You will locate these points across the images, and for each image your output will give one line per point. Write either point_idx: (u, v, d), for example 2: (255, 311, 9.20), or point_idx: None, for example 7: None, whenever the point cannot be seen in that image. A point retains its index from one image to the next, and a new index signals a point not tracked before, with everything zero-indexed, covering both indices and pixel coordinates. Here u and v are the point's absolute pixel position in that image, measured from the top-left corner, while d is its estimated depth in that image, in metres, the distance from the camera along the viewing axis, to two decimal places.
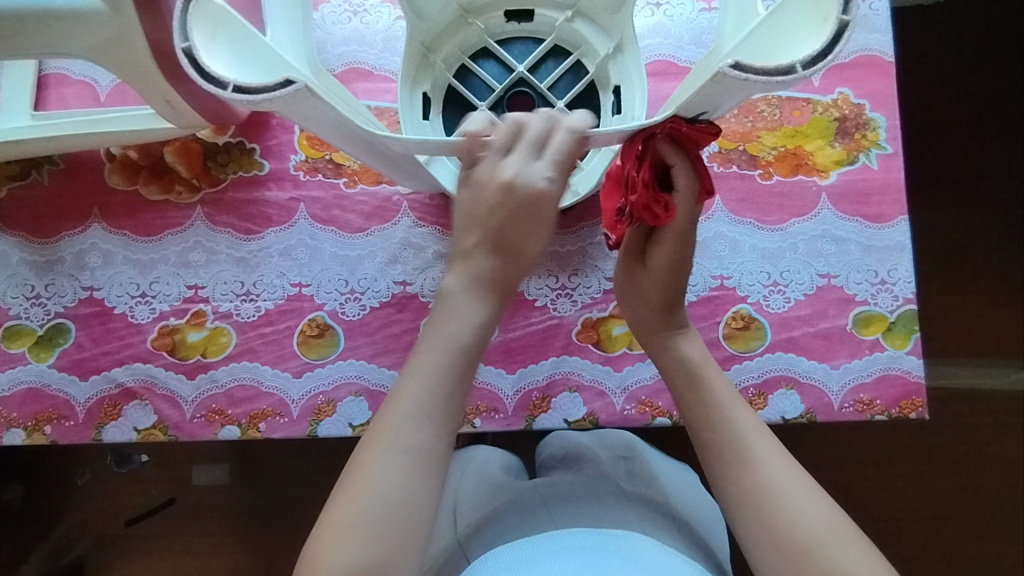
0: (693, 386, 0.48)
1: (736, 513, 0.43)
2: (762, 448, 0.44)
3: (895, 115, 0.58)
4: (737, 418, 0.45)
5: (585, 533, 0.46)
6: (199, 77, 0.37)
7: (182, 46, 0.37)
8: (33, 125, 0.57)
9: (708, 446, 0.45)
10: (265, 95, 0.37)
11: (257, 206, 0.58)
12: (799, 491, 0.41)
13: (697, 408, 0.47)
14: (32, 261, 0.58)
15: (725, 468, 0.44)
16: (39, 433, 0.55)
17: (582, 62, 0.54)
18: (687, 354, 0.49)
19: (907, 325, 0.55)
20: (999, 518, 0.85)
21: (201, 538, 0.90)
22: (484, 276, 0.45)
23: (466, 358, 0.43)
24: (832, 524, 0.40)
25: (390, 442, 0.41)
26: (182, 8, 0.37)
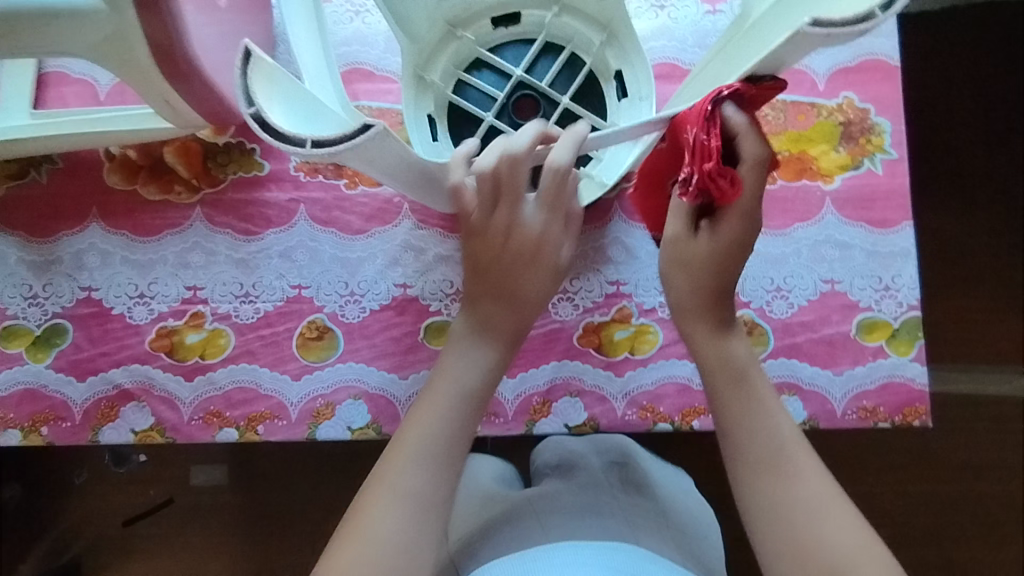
0: (738, 387, 0.43)
1: (766, 520, 0.40)
2: (802, 458, 0.41)
3: (901, 120, 0.57)
4: (776, 423, 0.42)
5: (576, 545, 0.45)
6: (273, 139, 0.35)
7: (249, 112, 0.34)
8: (32, 124, 0.56)
9: (744, 448, 0.42)
10: (346, 146, 0.35)
11: (256, 206, 0.58)
12: (835, 506, 0.39)
13: (734, 409, 0.43)
14: (31, 261, 0.57)
15: (760, 474, 0.41)
16: (35, 434, 0.54)
17: (577, 55, 0.53)
18: (732, 352, 0.44)
19: (911, 332, 0.54)
20: (1001, 524, 0.85)
21: (199, 539, 0.90)
22: (484, 316, 0.45)
23: (482, 386, 0.44)
24: (863, 543, 0.38)
25: (394, 488, 0.40)
26: (241, 74, 0.35)
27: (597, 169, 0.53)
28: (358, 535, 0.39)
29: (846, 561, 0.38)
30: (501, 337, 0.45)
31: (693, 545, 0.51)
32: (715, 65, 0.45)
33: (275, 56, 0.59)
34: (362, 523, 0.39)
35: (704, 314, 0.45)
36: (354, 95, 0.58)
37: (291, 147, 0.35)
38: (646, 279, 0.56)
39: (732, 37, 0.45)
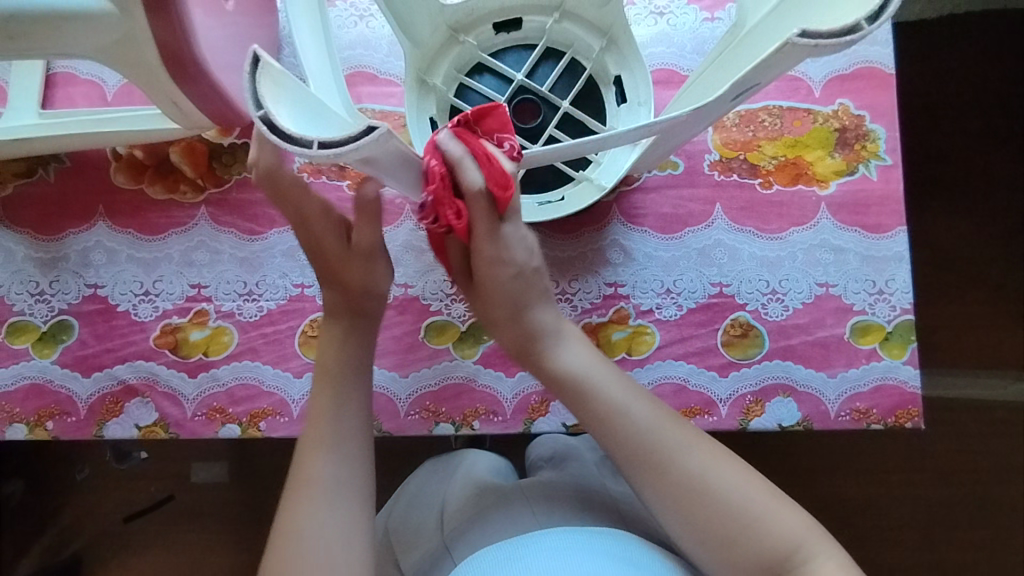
0: (580, 400, 0.47)
1: (668, 509, 0.44)
2: (673, 438, 0.45)
3: (895, 127, 0.58)
4: (641, 412, 0.46)
5: (571, 531, 0.46)
6: (281, 141, 0.34)
7: (257, 116, 0.34)
8: (40, 123, 0.57)
9: (625, 457, 0.45)
10: (351, 147, 0.34)
11: (260, 206, 0.59)
12: (721, 466, 0.44)
13: (604, 422, 0.46)
14: (37, 258, 0.58)
15: (644, 472, 0.44)
16: (41, 429, 0.55)
17: (577, 60, 0.54)
18: (571, 362, 0.48)
19: (904, 335, 0.55)
20: (994, 528, 0.86)
21: (198, 536, 0.91)
22: (330, 305, 0.51)
23: (340, 393, 0.48)
24: (758, 499, 0.43)
25: (319, 512, 0.44)
26: (249, 80, 0.34)
27: (597, 173, 0.54)
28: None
29: (750, 517, 0.42)
30: (356, 327, 0.51)
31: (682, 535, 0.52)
32: (711, 70, 0.46)
33: (280, 59, 0.60)
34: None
35: (529, 335, 0.49)
36: (358, 98, 0.59)
37: (299, 150, 0.34)
38: (644, 281, 0.57)
39: (732, 43, 0.46)
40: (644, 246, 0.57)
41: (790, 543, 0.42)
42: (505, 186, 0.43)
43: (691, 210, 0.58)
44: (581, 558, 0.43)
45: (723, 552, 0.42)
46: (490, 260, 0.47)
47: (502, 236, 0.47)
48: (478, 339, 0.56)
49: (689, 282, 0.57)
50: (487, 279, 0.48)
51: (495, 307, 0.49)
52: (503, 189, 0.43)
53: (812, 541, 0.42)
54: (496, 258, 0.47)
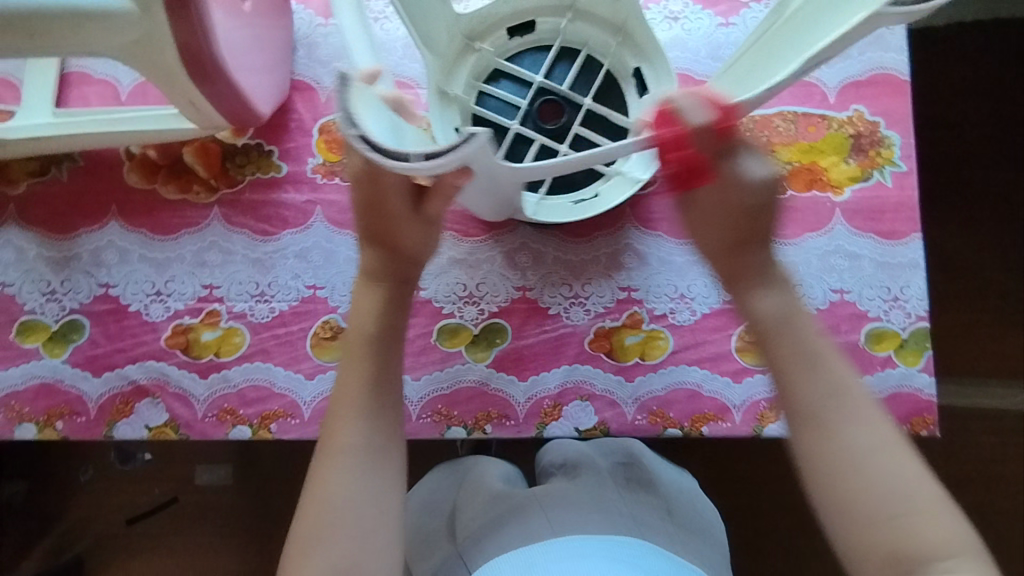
0: (792, 343, 0.42)
1: (812, 469, 0.40)
2: (851, 409, 0.40)
3: (910, 133, 0.58)
4: (830, 371, 0.41)
5: (585, 542, 0.46)
6: (380, 156, 0.36)
7: (352, 134, 0.36)
8: (54, 122, 0.57)
9: (791, 410, 0.41)
10: (453, 153, 0.37)
11: (274, 207, 0.58)
12: (890, 454, 0.39)
13: (783, 372, 0.42)
14: (49, 257, 0.58)
15: (800, 426, 0.40)
16: (50, 429, 0.55)
17: (593, 58, 0.54)
18: (763, 308, 0.43)
19: (919, 342, 0.55)
20: (1004, 537, 0.85)
21: (202, 538, 0.90)
22: (374, 265, 0.48)
23: (379, 360, 0.46)
24: (912, 491, 0.38)
25: (337, 467, 0.42)
26: (342, 103, 0.37)
27: (628, 167, 0.54)
28: (305, 551, 0.41)
29: (891, 510, 0.37)
30: (397, 293, 0.48)
31: (698, 537, 0.52)
32: (753, 56, 0.45)
33: (295, 61, 0.61)
34: (302, 552, 0.41)
35: (746, 266, 0.45)
36: None
37: (397, 162, 0.36)
38: (657, 286, 0.57)
39: (771, 25, 0.45)
40: (658, 250, 0.57)
41: (935, 549, 0.37)
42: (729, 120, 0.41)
43: None
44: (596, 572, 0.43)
45: (858, 531, 0.38)
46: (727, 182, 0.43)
47: (750, 167, 0.43)
48: (491, 343, 0.56)
49: (703, 287, 0.57)
50: (705, 203, 0.45)
51: (728, 241, 0.45)
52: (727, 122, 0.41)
53: (961, 555, 0.36)
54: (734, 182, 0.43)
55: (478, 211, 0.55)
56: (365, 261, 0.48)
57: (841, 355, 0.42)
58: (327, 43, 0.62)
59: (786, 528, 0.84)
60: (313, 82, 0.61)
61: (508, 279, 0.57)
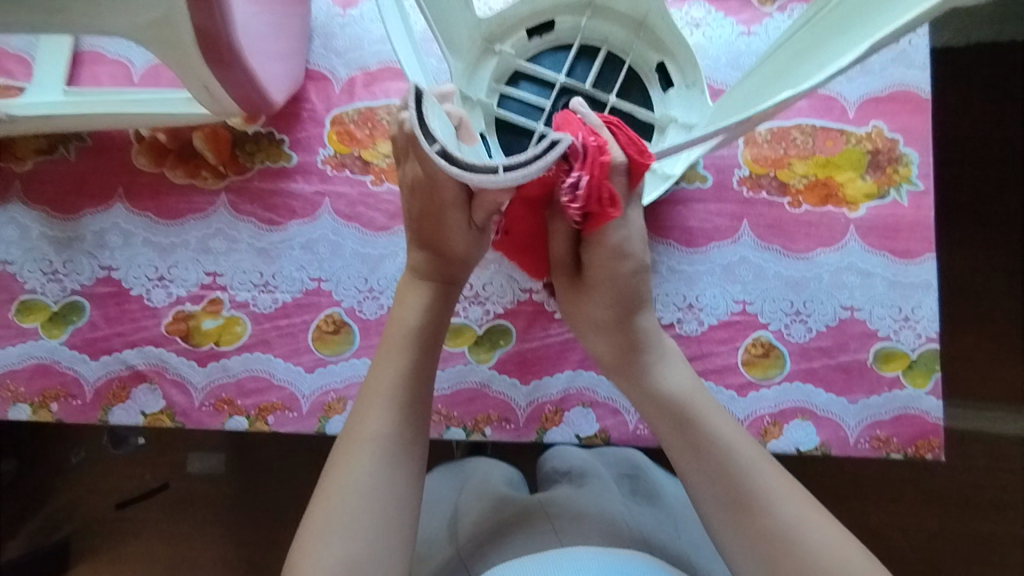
0: (686, 429, 0.43)
1: (751, 558, 0.40)
2: (767, 482, 0.41)
3: (929, 152, 0.58)
4: (732, 451, 0.42)
5: (595, 551, 0.45)
6: (462, 170, 0.37)
7: (433, 149, 0.37)
8: (64, 101, 0.57)
9: (713, 490, 0.41)
10: (537, 163, 0.37)
11: (282, 197, 0.58)
12: (814, 520, 0.40)
13: (694, 461, 0.42)
14: (53, 236, 0.57)
15: (729, 512, 0.40)
16: (45, 410, 0.54)
17: (613, 55, 0.54)
18: (672, 388, 0.45)
19: (928, 364, 0.54)
20: (999, 564, 0.84)
21: (192, 527, 0.89)
22: (424, 267, 0.48)
23: (420, 354, 0.46)
24: (852, 561, 0.38)
25: (362, 435, 0.43)
26: (417, 119, 0.38)
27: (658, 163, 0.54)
28: (321, 536, 0.40)
29: None
30: (445, 292, 0.48)
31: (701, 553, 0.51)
32: (795, 47, 0.43)
33: (311, 51, 0.60)
34: (316, 540, 0.40)
35: (625, 356, 0.47)
36: (386, 93, 0.60)
37: (486, 175, 0.37)
38: (666, 295, 0.56)
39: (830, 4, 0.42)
40: (669, 259, 0.56)
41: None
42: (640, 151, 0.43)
43: (717, 225, 0.57)
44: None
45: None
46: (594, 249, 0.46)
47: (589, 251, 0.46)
48: (495, 344, 0.55)
49: (712, 298, 0.56)
50: (595, 289, 0.47)
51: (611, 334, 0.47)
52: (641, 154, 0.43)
53: None
54: (612, 250, 0.46)
55: None
56: (414, 261, 0.49)
57: (738, 426, 0.44)
58: (344, 34, 0.61)
59: None
60: (328, 72, 0.60)
61: (515, 281, 0.56)
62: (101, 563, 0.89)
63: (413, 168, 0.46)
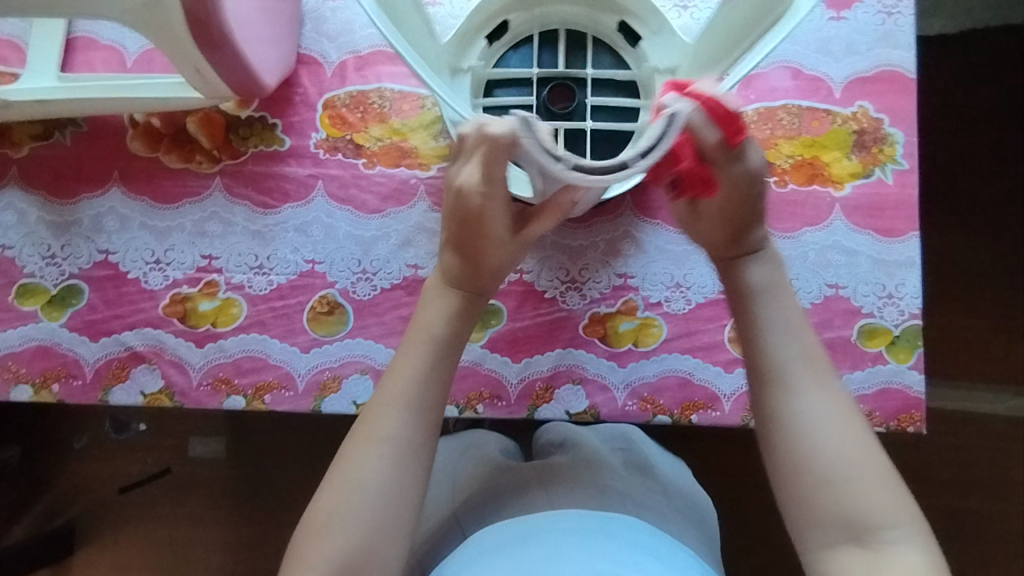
0: (748, 310, 0.47)
1: (771, 433, 0.43)
2: (814, 376, 0.43)
3: (914, 132, 0.58)
4: (792, 341, 0.45)
5: (581, 514, 0.46)
6: (597, 179, 0.38)
7: (567, 167, 0.38)
8: (58, 86, 0.57)
9: (754, 367, 0.45)
10: (663, 143, 0.38)
11: (276, 180, 0.59)
12: (841, 421, 0.42)
13: (753, 333, 0.46)
14: (50, 221, 0.58)
15: (765, 386, 0.44)
16: (46, 391, 0.55)
17: (573, 34, 0.55)
18: (751, 276, 0.47)
19: (911, 340, 0.55)
20: (987, 538, 0.86)
21: (193, 509, 0.91)
22: (454, 273, 0.48)
23: (439, 361, 0.46)
24: (862, 465, 0.41)
25: (373, 434, 0.43)
26: (535, 138, 0.38)
27: None
28: (324, 527, 0.42)
29: (840, 476, 0.41)
30: (471, 301, 0.48)
31: (691, 522, 0.53)
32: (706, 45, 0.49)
33: (302, 35, 0.61)
34: (320, 527, 0.42)
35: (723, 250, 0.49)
36: (378, 77, 0.60)
37: (623, 171, 0.37)
38: (654, 274, 0.57)
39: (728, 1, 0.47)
40: (657, 239, 0.57)
41: (880, 520, 0.40)
42: (735, 124, 0.42)
43: None
44: (581, 543, 0.43)
45: (809, 490, 0.41)
46: (730, 186, 0.45)
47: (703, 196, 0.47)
48: (486, 324, 0.56)
49: (699, 277, 0.57)
50: (710, 213, 0.48)
51: (717, 235, 0.48)
52: (733, 128, 0.42)
53: (903, 530, 0.40)
54: (731, 189, 0.45)
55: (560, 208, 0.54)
56: (445, 267, 0.49)
57: (803, 324, 0.46)
58: (335, 18, 0.61)
59: (772, 522, 0.85)
60: (319, 56, 0.61)
61: None
62: (106, 545, 0.91)
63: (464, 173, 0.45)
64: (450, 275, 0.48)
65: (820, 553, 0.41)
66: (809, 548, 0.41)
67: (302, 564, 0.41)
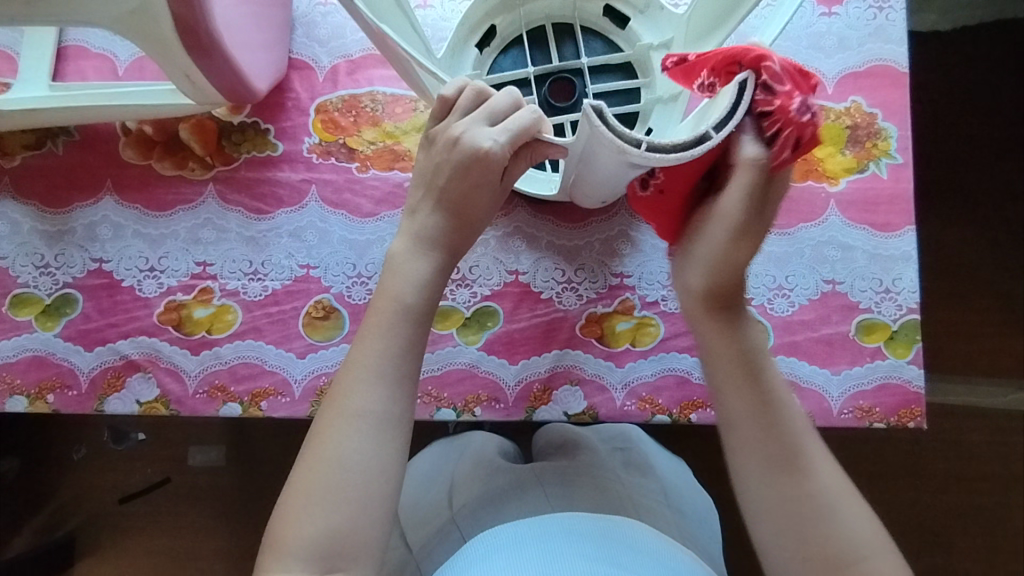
0: (751, 383, 0.44)
1: (786, 520, 0.41)
2: (816, 452, 0.43)
3: (907, 126, 0.58)
4: (789, 415, 0.43)
5: (577, 516, 0.46)
6: (687, 151, 0.38)
7: (643, 150, 0.38)
8: (50, 96, 0.57)
9: (761, 452, 0.42)
10: (740, 109, 0.38)
11: (269, 186, 0.59)
12: (847, 496, 0.41)
13: (760, 412, 0.43)
14: (43, 231, 0.58)
15: (776, 472, 0.42)
16: (41, 401, 0.55)
17: (558, 29, 0.55)
18: (753, 339, 0.45)
19: (909, 335, 0.55)
20: (991, 535, 0.85)
21: (193, 518, 0.90)
22: (432, 234, 0.47)
23: (413, 330, 0.45)
24: (875, 538, 0.41)
25: (346, 410, 0.43)
26: (613, 132, 0.37)
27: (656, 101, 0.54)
28: (303, 507, 0.41)
29: (861, 555, 0.40)
30: (445, 264, 0.47)
31: (689, 523, 0.52)
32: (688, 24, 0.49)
33: (293, 40, 0.61)
34: (298, 510, 0.41)
35: (734, 289, 0.45)
36: (370, 80, 0.60)
37: (702, 145, 0.37)
38: (650, 273, 0.57)
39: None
40: (652, 238, 0.57)
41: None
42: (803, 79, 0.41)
43: None
44: (576, 546, 0.43)
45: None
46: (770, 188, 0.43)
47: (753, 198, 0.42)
48: (482, 326, 0.56)
49: None
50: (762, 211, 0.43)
51: (714, 281, 0.45)
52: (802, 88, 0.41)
53: None
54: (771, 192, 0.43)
55: (575, 198, 0.54)
56: (422, 227, 0.47)
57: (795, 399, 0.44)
58: (326, 22, 0.61)
59: None
60: (311, 61, 0.61)
61: (502, 262, 0.57)
62: (106, 557, 0.90)
63: (469, 130, 0.45)
64: (421, 228, 0.47)
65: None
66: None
67: (281, 549, 0.41)
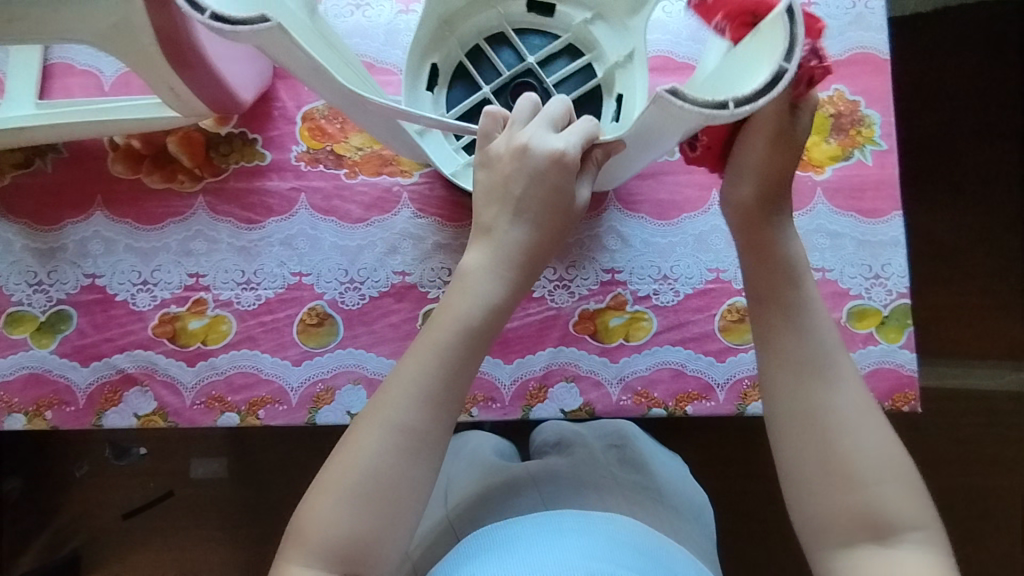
0: (784, 292, 0.46)
1: (805, 426, 0.42)
2: (844, 370, 0.44)
3: (890, 112, 0.59)
4: (826, 334, 0.45)
5: (577, 514, 0.46)
6: (773, 93, 0.37)
7: (733, 109, 0.37)
8: (37, 113, 0.57)
9: (789, 357, 0.44)
10: (802, 29, 0.37)
11: (258, 195, 0.59)
12: (868, 419, 0.42)
13: (790, 319, 0.45)
14: (35, 248, 0.58)
15: (805, 379, 0.43)
16: (40, 419, 0.55)
17: (487, 42, 0.55)
18: (791, 254, 0.47)
19: (900, 319, 0.56)
20: (993, 517, 0.86)
21: (197, 530, 0.91)
22: (510, 252, 0.44)
23: (469, 351, 0.43)
24: (890, 464, 0.41)
25: (388, 421, 0.42)
26: (698, 106, 0.38)
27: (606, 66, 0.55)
28: (324, 508, 0.41)
29: (872, 475, 0.41)
30: (521, 283, 0.45)
31: (685, 520, 0.53)
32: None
33: None
34: (315, 511, 0.41)
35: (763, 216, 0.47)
36: None
37: (782, 81, 0.37)
38: (641, 267, 0.57)
39: None
40: (642, 233, 0.58)
41: (904, 522, 0.41)
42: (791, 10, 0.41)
43: (687, 195, 0.58)
44: (576, 542, 0.43)
45: (836, 489, 0.41)
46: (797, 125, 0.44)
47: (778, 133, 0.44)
48: None
49: (686, 268, 0.57)
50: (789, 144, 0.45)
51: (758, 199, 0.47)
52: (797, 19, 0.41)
53: (923, 532, 0.41)
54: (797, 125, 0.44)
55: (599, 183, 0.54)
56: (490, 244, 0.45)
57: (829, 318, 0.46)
58: None
59: (776, 511, 0.85)
60: None
61: None
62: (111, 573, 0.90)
63: (535, 138, 0.44)
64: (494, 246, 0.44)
65: (844, 559, 0.41)
66: (829, 555, 0.41)
67: (300, 546, 0.41)
